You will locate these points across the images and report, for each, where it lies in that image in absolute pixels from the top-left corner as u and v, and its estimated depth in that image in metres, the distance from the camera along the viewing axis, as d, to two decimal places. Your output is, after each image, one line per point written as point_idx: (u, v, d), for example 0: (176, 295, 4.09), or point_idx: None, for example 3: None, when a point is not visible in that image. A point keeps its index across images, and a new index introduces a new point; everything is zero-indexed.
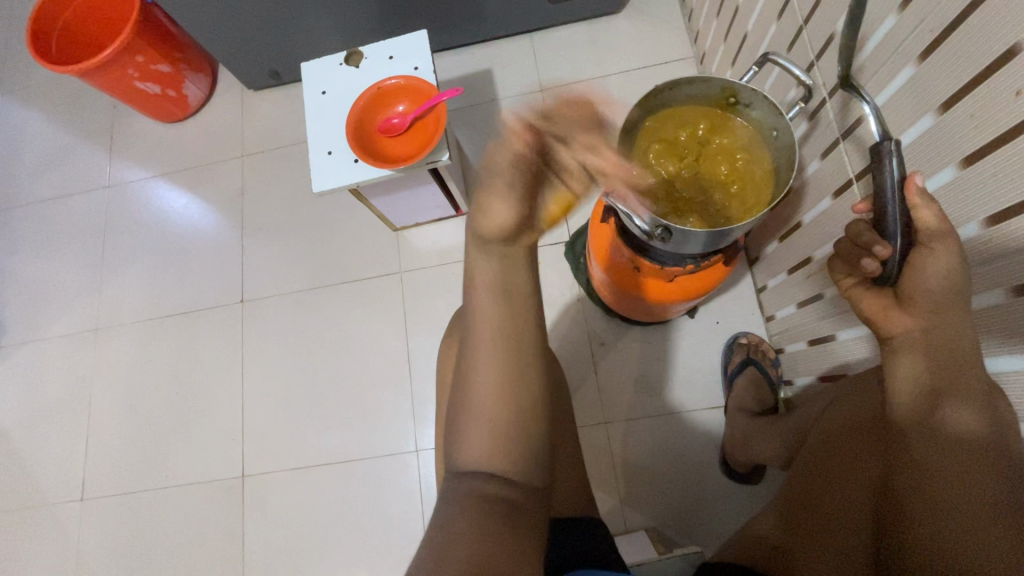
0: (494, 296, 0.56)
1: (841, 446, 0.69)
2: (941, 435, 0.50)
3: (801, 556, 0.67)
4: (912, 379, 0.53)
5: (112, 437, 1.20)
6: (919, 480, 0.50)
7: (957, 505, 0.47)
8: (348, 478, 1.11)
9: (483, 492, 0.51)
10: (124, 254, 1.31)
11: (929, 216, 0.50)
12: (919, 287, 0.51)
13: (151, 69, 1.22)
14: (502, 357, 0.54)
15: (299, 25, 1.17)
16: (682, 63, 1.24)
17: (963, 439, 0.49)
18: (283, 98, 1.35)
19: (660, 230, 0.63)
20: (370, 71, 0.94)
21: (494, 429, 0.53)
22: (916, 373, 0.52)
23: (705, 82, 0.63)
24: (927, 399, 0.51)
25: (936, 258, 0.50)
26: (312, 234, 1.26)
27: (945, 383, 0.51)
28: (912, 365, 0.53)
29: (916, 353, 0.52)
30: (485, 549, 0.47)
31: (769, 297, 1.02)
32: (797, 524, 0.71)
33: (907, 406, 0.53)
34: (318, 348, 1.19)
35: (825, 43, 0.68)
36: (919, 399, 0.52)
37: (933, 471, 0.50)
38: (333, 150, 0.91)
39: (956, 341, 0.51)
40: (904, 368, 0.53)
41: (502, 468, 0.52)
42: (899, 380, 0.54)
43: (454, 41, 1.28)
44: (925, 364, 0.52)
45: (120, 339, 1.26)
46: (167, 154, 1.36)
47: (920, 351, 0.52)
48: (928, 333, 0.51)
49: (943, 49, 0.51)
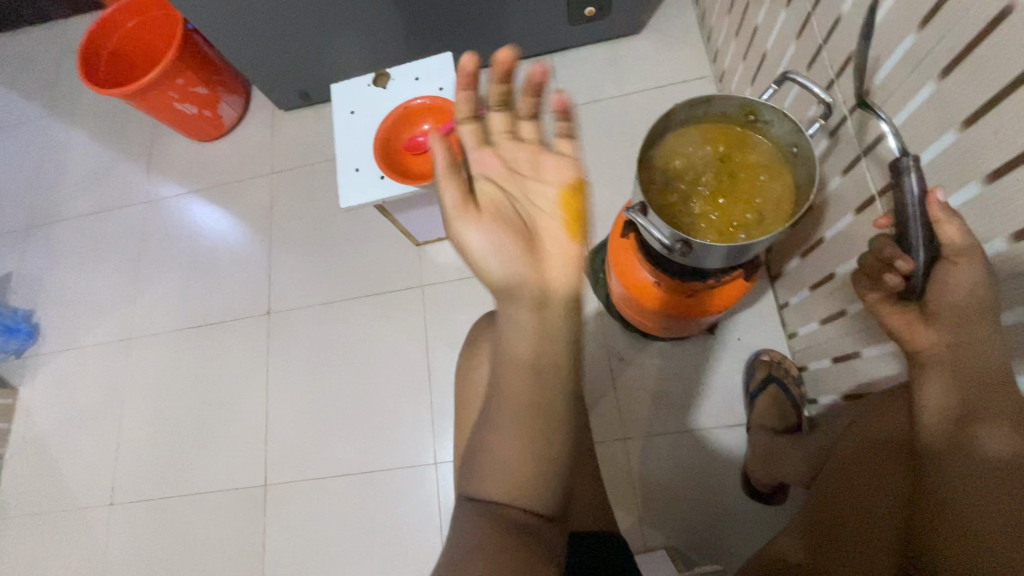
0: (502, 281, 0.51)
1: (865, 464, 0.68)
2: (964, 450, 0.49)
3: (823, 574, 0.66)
4: (941, 397, 0.53)
5: (142, 443, 1.24)
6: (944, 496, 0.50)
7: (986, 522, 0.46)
8: (367, 489, 1.13)
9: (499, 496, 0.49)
10: (159, 266, 1.37)
11: (956, 232, 0.49)
12: (944, 302, 0.51)
13: (190, 91, 1.29)
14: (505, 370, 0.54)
15: (330, 49, 1.23)
16: (701, 81, 1.25)
17: (989, 459, 0.48)
18: (312, 118, 1.41)
19: (680, 244, 0.62)
20: (396, 91, 0.98)
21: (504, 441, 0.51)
22: (943, 391, 0.52)
23: (724, 100, 0.64)
24: (955, 417, 0.51)
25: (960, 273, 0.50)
26: (336, 248, 1.29)
27: (974, 402, 0.50)
28: (941, 383, 0.53)
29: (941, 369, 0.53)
30: (510, 570, 0.42)
31: (792, 314, 1.01)
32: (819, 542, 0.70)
33: (934, 424, 0.53)
34: (340, 360, 1.22)
35: (845, 61, 0.69)
36: (947, 417, 0.52)
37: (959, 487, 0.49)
38: (360, 167, 0.94)
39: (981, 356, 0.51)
40: (933, 387, 0.53)
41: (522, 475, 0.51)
42: (927, 399, 0.54)
43: (477, 62, 1.32)
44: (950, 380, 0.52)
45: (152, 348, 1.30)
46: (202, 171, 1.43)
47: (948, 369, 0.52)
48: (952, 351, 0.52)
49: (962, 67, 0.51)
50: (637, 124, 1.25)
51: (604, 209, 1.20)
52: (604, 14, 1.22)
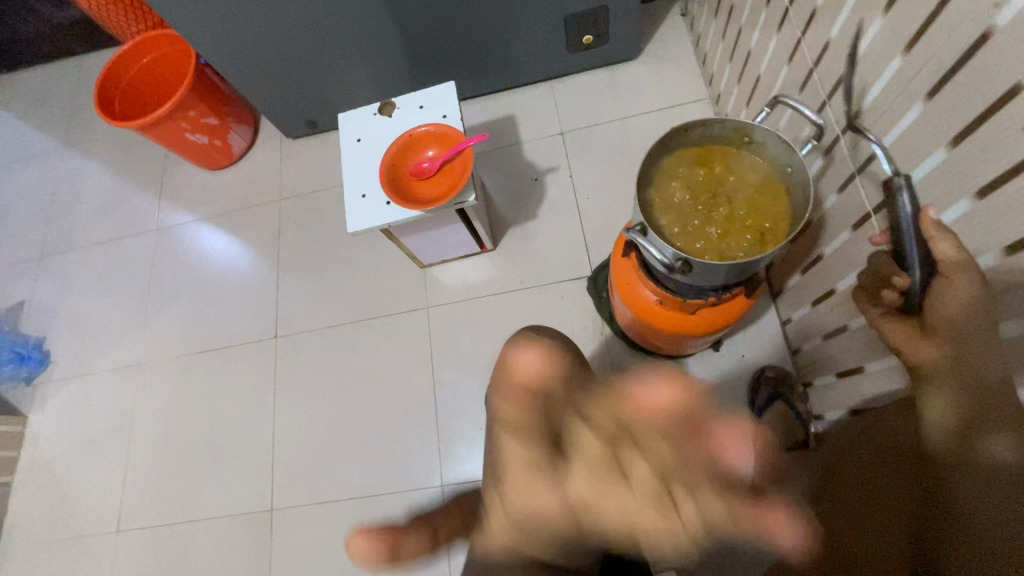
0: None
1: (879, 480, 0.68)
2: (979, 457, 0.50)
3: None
4: (947, 409, 0.54)
5: (150, 469, 1.24)
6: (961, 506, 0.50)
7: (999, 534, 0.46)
8: (374, 512, 1.12)
9: None
10: (168, 292, 1.39)
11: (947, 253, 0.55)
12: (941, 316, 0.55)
13: (202, 122, 1.33)
14: None
15: (336, 80, 1.27)
16: (697, 104, 1.29)
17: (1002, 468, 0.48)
18: (320, 145, 1.45)
19: (680, 263, 0.64)
20: (401, 119, 1.01)
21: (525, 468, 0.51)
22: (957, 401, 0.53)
23: (720, 122, 0.66)
24: (961, 429, 0.52)
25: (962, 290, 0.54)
26: (343, 272, 1.32)
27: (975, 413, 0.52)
28: (946, 398, 0.55)
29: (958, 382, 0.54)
30: None
31: (795, 330, 1.02)
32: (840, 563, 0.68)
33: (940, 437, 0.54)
34: (347, 382, 1.23)
35: (836, 84, 0.71)
36: (954, 432, 0.53)
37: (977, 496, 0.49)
38: (366, 193, 0.96)
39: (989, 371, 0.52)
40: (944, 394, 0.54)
41: None
42: (935, 411, 0.55)
43: (479, 90, 1.36)
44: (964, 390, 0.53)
45: (161, 373, 1.32)
46: (212, 199, 1.46)
47: (952, 379, 0.54)
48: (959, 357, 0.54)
49: (947, 88, 0.53)
50: (636, 146, 1.27)
51: (605, 229, 1.22)
52: (601, 40, 1.26)
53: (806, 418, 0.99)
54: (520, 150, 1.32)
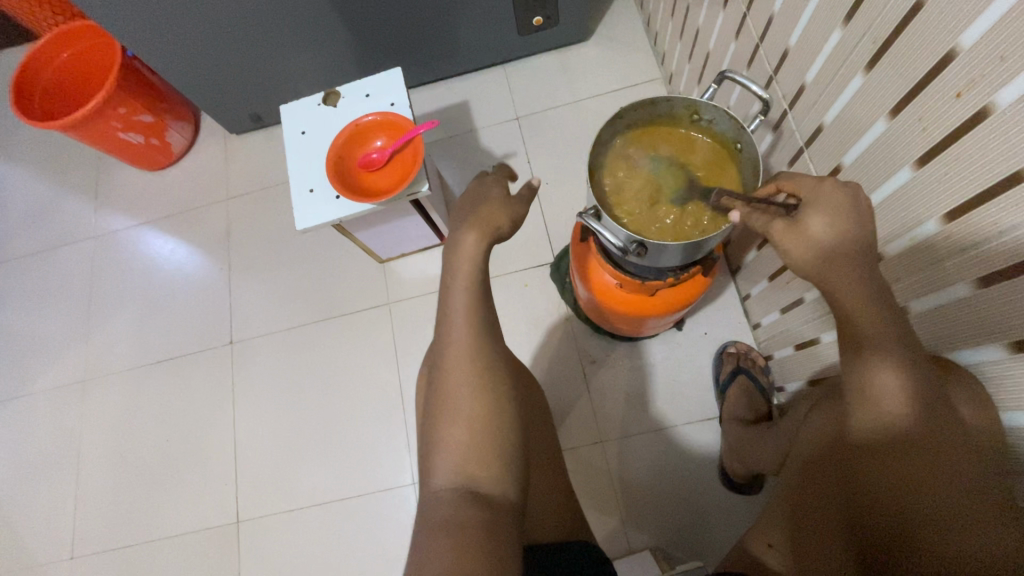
0: (471, 319, 0.61)
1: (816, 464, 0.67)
2: (939, 457, 0.50)
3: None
4: (889, 396, 0.51)
5: (104, 490, 1.18)
6: (930, 512, 0.50)
7: (981, 542, 0.46)
8: (345, 516, 1.09)
9: (462, 494, 0.51)
10: (111, 302, 1.31)
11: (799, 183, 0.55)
12: (816, 241, 0.51)
13: (134, 120, 1.25)
14: (476, 366, 0.58)
15: (277, 71, 1.20)
16: (651, 84, 1.28)
17: (949, 440, 0.50)
18: (266, 140, 1.38)
19: (635, 246, 0.64)
20: (347, 109, 0.97)
21: (469, 425, 0.55)
22: (894, 388, 0.51)
23: (669, 100, 0.65)
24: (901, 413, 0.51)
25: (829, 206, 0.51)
26: (299, 271, 1.27)
27: (921, 394, 0.50)
28: (890, 380, 0.51)
29: (895, 370, 0.51)
30: (475, 543, 0.46)
31: (754, 305, 1.04)
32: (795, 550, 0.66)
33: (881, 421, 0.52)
34: (309, 385, 1.19)
35: (781, 58, 0.71)
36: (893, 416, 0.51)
37: (952, 500, 0.49)
38: (314, 188, 0.92)
39: (913, 351, 0.51)
40: (881, 379, 0.51)
41: (484, 468, 0.53)
42: (875, 397, 0.52)
43: (429, 76, 1.32)
44: (905, 382, 0.51)
45: (109, 388, 1.25)
46: (152, 201, 1.38)
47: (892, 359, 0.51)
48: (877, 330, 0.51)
49: (885, 58, 0.54)
50: (592, 129, 1.26)
51: (565, 214, 1.21)
52: (552, 22, 1.23)
53: (768, 390, 1.01)
54: (476, 137, 1.29)
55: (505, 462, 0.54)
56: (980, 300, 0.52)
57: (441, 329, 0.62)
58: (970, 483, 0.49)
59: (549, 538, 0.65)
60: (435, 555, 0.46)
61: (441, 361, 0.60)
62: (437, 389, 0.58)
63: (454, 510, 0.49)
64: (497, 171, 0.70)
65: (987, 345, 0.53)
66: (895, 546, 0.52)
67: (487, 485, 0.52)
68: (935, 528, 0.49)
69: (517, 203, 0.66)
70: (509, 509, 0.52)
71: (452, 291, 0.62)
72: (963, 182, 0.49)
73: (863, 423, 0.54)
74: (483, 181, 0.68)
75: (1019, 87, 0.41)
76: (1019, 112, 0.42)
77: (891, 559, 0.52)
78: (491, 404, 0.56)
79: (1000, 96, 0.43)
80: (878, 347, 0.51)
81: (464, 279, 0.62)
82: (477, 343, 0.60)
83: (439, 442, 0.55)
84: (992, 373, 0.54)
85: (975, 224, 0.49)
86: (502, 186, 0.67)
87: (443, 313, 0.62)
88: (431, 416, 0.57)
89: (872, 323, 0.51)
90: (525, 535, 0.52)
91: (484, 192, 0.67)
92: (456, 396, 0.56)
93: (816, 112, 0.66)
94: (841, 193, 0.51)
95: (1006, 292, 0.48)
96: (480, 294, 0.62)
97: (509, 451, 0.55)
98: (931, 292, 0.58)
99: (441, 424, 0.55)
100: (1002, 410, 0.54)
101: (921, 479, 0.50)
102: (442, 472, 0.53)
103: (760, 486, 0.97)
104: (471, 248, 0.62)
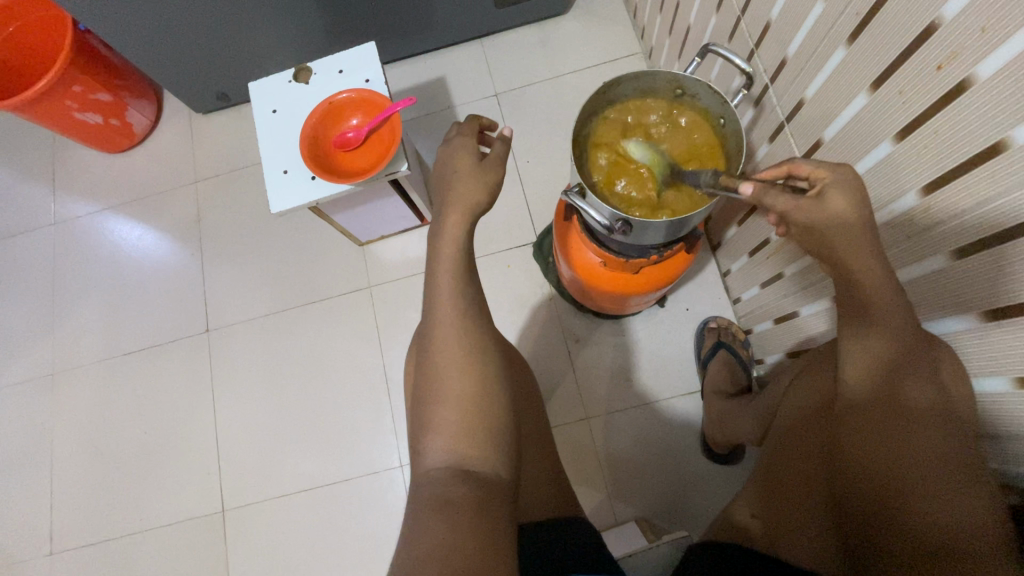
0: (460, 300, 0.60)
1: (800, 430, 0.70)
2: (914, 424, 0.52)
3: (779, 539, 0.66)
4: (869, 359, 0.55)
5: (80, 485, 1.15)
6: (893, 472, 0.53)
7: (947, 510, 0.49)
8: (331, 501, 1.09)
9: (454, 472, 0.51)
10: (77, 292, 1.26)
11: (813, 167, 0.51)
12: (842, 217, 0.50)
13: (92, 99, 1.18)
14: (466, 346, 0.57)
15: (243, 47, 1.15)
16: (631, 58, 1.26)
17: (924, 409, 0.53)
18: (234, 120, 1.33)
19: (620, 224, 0.63)
20: (319, 86, 0.93)
21: (460, 404, 0.54)
22: (884, 352, 0.54)
23: (651, 74, 0.64)
24: (885, 378, 0.54)
25: (847, 184, 0.50)
26: (275, 256, 1.23)
27: (904, 361, 0.53)
28: (878, 344, 0.54)
29: (885, 333, 0.53)
30: (466, 519, 0.46)
31: (734, 281, 1.05)
32: (771, 511, 0.69)
33: (863, 385, 0.56)
34: (290, 371, 1.17)
35: (763, 31, 0.70)
36: (877, 380, 0.55)
37: (919, 465, 0.51)
38: (288, 169, 0.89)
39: (904, 320, 0.53)
40: (866, 344, 0.55)
41: (474, 446, 0.53)
42: (860, 359, 0.55)
43: (404, 51, 1.28)
44: (889, 346, 0.54)
45: (79, 381, 1.21)
46: (115, 185, 1.32)
47: (886, 329, 0.53)
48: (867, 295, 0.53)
49: (867, 31, 0.53)
50: (572, 105, 1.24)
51: (547, 193, 1.19)
52: None
53: (747, 363, 1.03)
54: (454, 114, 1.26)
55: (495, 440, 0.54)
56: (956, 272, 0.53)
57: (427, 310, 0.61)
58: (939, 453, 0.51)
59: (539, 516, 0.65)
60: (426, 532, 0.45)
61: (428, 341, 0.59)
62: (425, 369, 0.57)
63: (446, 488, 0.49)
64: (462, 130, 0.69)
65: (961, 314, 0.55)
66: (866, 513, 0.54)
67: (478, 464, 0.52)
68: (899, 490, 0.52)
69: (489, 168, 0.66)
70: (502, 486, 0.52)
71: (436, 275, 0.61)
72: (942, 155, 0.50)
73: (847, 381, 0.57)
74: (450, 144, 0.68)
75: (1000, 59, 0.42)
76: (1000, 83, 0.42)
77: (864, 525, 0.54)
78: (481, 385, 0.56)
79: (982, 67, 0.43)
80: (871, 313, 0.53)
81: (449, 260, 0.62)
82: (466, 322, 0.59)
83: (430, 423, 0.54)
84: (965, 341, 0.56)
85: (953, 198, 0.50)
86: (471, 149, 0.67)
87: (429, 294, 0.61)
88: (421, 396, 0.57)
89: (873, 293, 0.52)
90: (516, 511, 0.52)
91: (454, 163, 0.66)
92: (446, 377, 0.56)
93: (798, 86, 0.66)
94: (849, 178, 0.50)
95: (981, 262, 0.50)
96: (464, 275, 0.62)
97: (500, 430, 0.55)
98: (909, 265, 0.59)
99: (431, 405, 0.55)
100: (975, 377, 0.57)
101: (889, 441, 0.53)
102: (433, 451, 0.53)
103: (740, 455, 1.00)
104: (452, 229, 0.63)
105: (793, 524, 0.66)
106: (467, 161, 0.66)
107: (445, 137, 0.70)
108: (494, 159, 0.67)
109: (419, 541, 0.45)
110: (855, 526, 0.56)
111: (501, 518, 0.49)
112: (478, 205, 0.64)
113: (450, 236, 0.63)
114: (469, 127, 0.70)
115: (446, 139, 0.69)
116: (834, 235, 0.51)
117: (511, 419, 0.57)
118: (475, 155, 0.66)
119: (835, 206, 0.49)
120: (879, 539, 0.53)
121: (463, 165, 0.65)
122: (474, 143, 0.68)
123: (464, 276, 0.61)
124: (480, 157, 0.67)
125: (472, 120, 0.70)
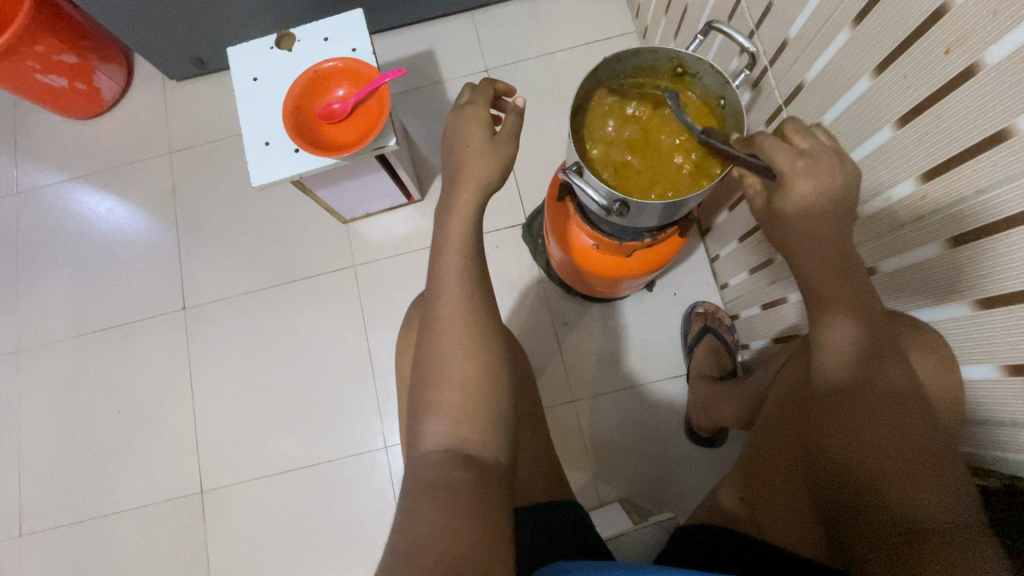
0: (462, 280, 0.58)
1: (780, 411, 0.70)
2: (884, 413, 0.53)
3: (766, 517, 0.67)
4: (846, 345, 0.54)
5: (51, 466, 1.11)
6: (872, 464, 0.52)
7: (927, 494, 0.50)
8: (315, 481, 1.08)
9: (453, 454, 0.50)
10: (44, 266, 1.20)
11: (772, 151, 0.51)
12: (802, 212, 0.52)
13: (56, 60, 1.10)
14: (466, 328, 0.56)
15: (221, 11, 1.09)
16: (624, 37, 1.24)
17: (893, 393, 0.53)
18: (210, 88, 1.27)
19: (617, 205, 0.62)
20: (303, 55, 0.89)
21: (458, 387, 0.53)
22: (850, 343, 0.54)
23: (652, 51, 0.63)
24: (856, 363, 0.54)
25: (809, 184, 0.51)
26: (255, 232, 1.19)
27: (875, 346, 0.54)
28: (848, 330, 0.54)
29: (852, 322, 0.54)
30: (465, 502, 0.46)
31: (722, 266, 1.05)
32: (753, 490, 0.70)
33: (837, 372, 0.55)
34: (272, 351, 1.14)
35: (764, 11, 0.69)
36: (849, 366, 0.55)
37: (892, 457, 0.51)
38: (271, 141, 0.85)
39: (865, 305, 0.55)
40: (841, 333, 0.55)
41: (471, 428, 0.52)
42: (835, 345, 0.55)
43: (391, 22, 1.23)
44: (855, 337, 0.54)
45: (47, 359, 1.16)
46: (83, 154, 1.25)
47: (856, 316, 0.54)
48: (829, 287, 0.55)
49: (874, 13, 0.52)
50: (564, 84, 1.22)
51: (537, 174, 1.17)
52: None
53: (733, 349, 1.04)
54: (443, 89, 1.23)
55: (491, 423, 0.53)
56: (948, 261, 0.54)
57: (431, 287, 0.59)
58: (907, 442, 0.51)
59: (530, 497, 0.65)
60: (424, 513, 0.44)
61: (429, 320, 0.57)
62: (425, 349, 0.56)
63: (443, 471, 0.49)
64: (475, 97, 0.66)
65: (951, 302, 0.56)
66: (847, 501, 0.55)
67: (476, 447, 0.51)
68: (876, 478, 0.52)
69: (501, 144, 0.63)
70: (497, 468, 0.51)
71: (443, 253, 0.59)
72: (943, 142, 0.49)
73: (823, 368, 0.56)
74: (461, 113, 0.65)
75: (1011, 44, 0.41)
76: (1008, 70, 0.42)
77: (848, 512, 0.55)
78: (484, 366, 0.55)
79: (990, 52, 0.43)
80: (831, 300, 0.55)
81: (455, 238, 0.60)
82: (467, 303, 0.57)
83: (429, 405, 0.53)
84: (954, 331, 0.57)
85: (951, 187, 0.50)
86: (482, 121, 0.64)
87: (435, 271, 0.59)
88: (419, 376, 0.55)
89: (834, 284, 0.54)
90: (511, 493, 0.52)
91: (463, 136, 0.63)
92: (449, 357, 0.54)
93: (798, 69, 0.65)
94: (820, 176, 0.51)
95: (976, 250, 0.50)
96: (472, 255, 0.60)
97: (499, 412, 0.54)
98: (904, 253, 0.59)
99: (432, 386, 0.54)
100: (963, 365, 0.58)
101: (862, 433, 0.53)
102: (431, 433, 0.52)
103: (724, 439, 1.01)
104: (462, 207, 0.61)
105: (776, 502, 0.67)
106: (477, 135, 0.63)
107: (456, 103, 0.67)
108: (507, 133, 0.64)
109: (416, 522, 0.44)
110: (837, 510, 0.56)
111: (497, 500, 0.48)
112: (491, 179, 0.62)
113: (455, 213, 0.61)
114: (483, 92, 0.67)
115: (457, 107, 0.66)
116: (784, 228, 0.54)
117: (509, 402, 0.56)
118: (486, 128, 0.64)
119: (777, 209, 0.54)
120: (862, 525, 0.53)
121: (476, 134, 0.63)
122: (485, 113, 0.65)
123: (469, 256, 0.59)
124: (491, 130, 0.64)
125: (488, 85, 0.68)
